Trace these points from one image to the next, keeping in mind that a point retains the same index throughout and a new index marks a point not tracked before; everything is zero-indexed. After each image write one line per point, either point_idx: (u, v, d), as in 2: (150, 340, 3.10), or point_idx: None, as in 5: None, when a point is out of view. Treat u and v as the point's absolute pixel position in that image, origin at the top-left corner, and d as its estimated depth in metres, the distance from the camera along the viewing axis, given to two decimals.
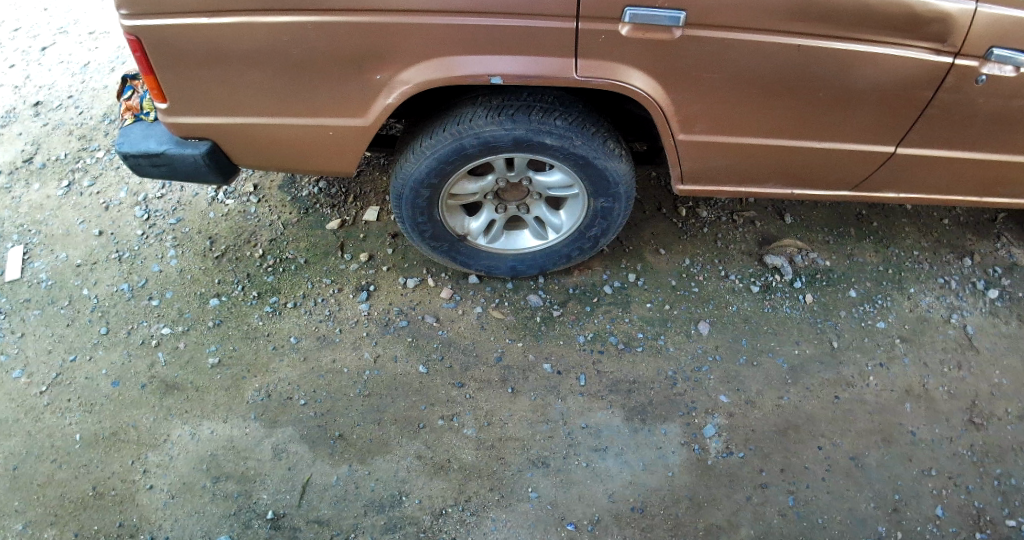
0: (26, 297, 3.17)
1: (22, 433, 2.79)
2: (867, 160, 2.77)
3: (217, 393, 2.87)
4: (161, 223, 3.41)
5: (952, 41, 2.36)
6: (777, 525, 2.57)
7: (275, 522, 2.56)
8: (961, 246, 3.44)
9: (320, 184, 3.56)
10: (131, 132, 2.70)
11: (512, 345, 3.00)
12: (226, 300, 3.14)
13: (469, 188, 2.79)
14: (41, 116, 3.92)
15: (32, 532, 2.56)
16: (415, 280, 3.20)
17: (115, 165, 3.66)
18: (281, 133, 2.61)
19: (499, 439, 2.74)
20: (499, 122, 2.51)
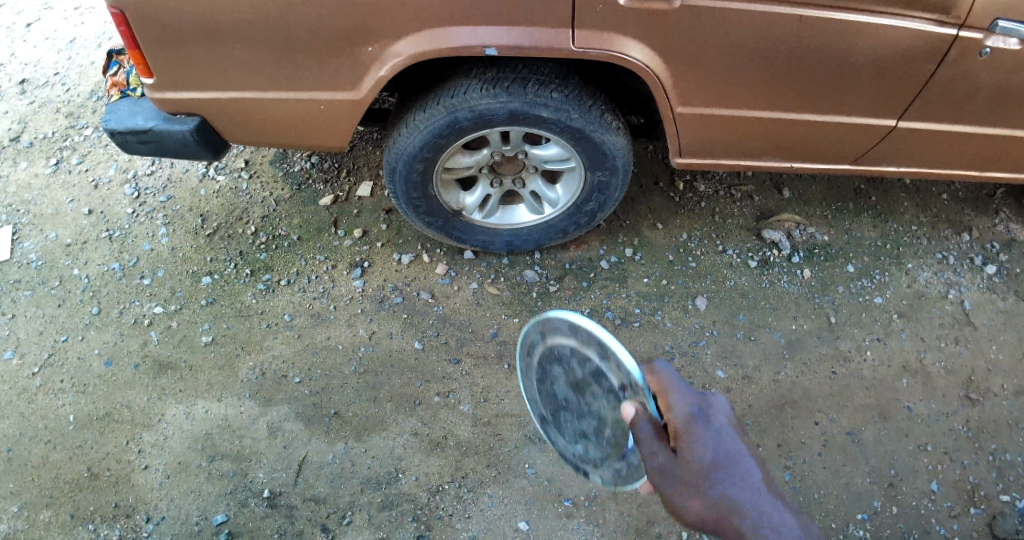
0: (16, 278, 3.13)
1: (15, 415, 2.76)
2: (867, 134, 2.74)
3: (211, 372, 2.84)
4: (152, 201, 3.36)
5: (956, 13, 2.32)
6: None
7: (272, 500, 2.55)
8: (959, 221, 3.41)
9: (313, 159, 3.51)
10: (118, 108, 2.64)
11: (509, 321, 2.98)
12: (218, 278, 3.10)
13: (463, 162, 2.75)
14: (27, 94, 3.85)
15: (28, 513, 2.54)
16: (410, 256, 3.17)
17: (104, 143, 3.60)
18: (271, 108, 2.56)
19: (495, 416, 2.72)
20: (494, 95, 2.47)
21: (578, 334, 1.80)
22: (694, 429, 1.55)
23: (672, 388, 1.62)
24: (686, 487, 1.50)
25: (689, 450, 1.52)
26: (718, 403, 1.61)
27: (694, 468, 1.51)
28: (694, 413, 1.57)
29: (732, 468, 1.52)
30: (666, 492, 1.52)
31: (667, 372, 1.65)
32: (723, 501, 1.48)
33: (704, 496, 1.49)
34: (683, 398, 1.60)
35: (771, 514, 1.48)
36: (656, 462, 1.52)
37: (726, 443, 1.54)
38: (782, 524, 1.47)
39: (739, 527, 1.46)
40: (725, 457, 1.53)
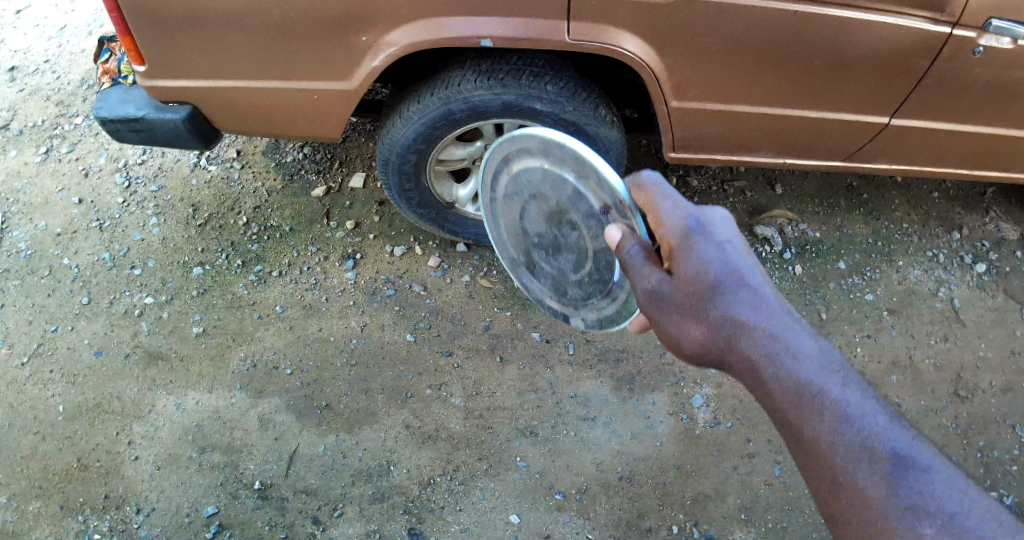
0: (5, 267, 3.10)
1: (4, 405, 2.74)
2: (860, 130, 2.74)
3: (202, 363, 2.83)
4: (142, 190, 3.33)
5: (951, 11, 2.33)
6: (764, 494, 2.59)
7: (263, 492, 2.54)
8: (950, 219, 3.43)
9: (305, 149, 3.49)
10: (109, 96, 2.62)
11: (501, 314, 2.97)
12: (210, 269, 3.09)
13: (457, 153, 2.75)
14: (17, 81, 3.81)
15: (16, 505, 2.53)
16: (403, 248, 3.16)
17: (95, 132, 3.57)
18: (264, 97, 2.54)
19: (488, 409, 2.72)
20: (489, 87, 2.46)
21: (549, 152, 1.80)
22: (690, 244, 1.58)
23: (662, 202, 1.63)
24: (686, 309, 1.57)
25: (686, 268, 1.57)
26: (713, 214, 1.63)
27: (695, 289, 1.57)
28: (690, 229, 1.59)
29: (738, 290, 1.57)
30: (664, 317, 1.60)
31: (655, 185, 1.66)
32: (729, 322, 1.56)
33: (708, 318, 1.57)
34: (675, 211, 1.62)
35: (780, 336, 1.55)
36: (654, 285, 1.57)
37: (726, 257, 1.58)
38: (793, 343, 1.55)
39: (746, 346, 1.55)
40: (731, 277, 1.57)
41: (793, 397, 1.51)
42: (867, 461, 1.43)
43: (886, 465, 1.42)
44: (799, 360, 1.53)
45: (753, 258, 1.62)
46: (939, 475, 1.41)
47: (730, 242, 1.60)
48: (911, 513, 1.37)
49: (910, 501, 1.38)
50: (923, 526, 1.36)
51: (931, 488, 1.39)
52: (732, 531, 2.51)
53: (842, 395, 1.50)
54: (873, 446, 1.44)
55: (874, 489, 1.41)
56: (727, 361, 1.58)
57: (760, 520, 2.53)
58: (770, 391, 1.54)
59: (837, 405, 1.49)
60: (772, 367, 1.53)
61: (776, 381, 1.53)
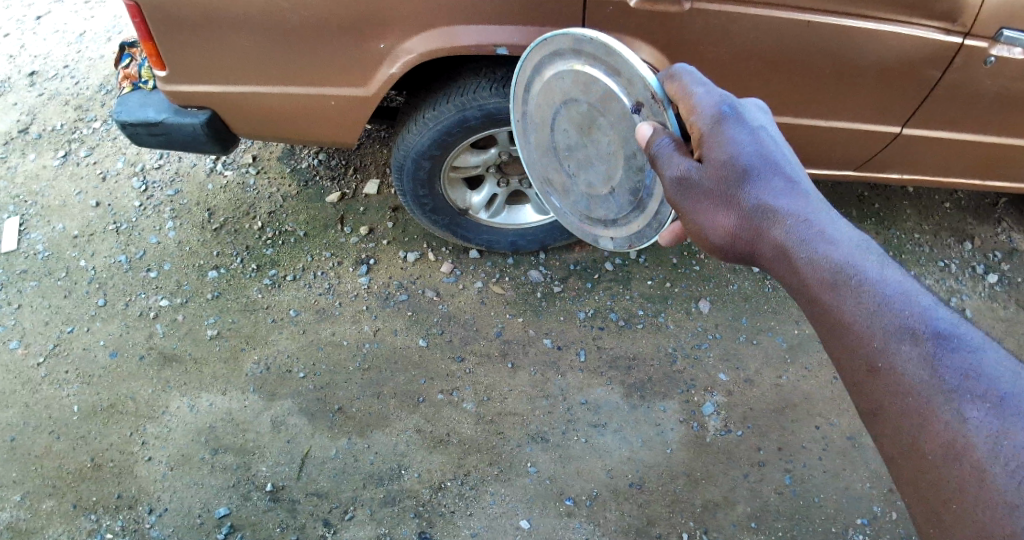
0: (23, 268, 3.15)
1: (19, 404, 2.78)
2: (871, 140, 2.75)
3: (216, 365, 2.86)
4: (159, 194, 3.38)
5: (962, 21, 2.34)
6: (774, 502, 2.59)
7: (275, 494, 2.56)
8: (961, 229, 3.43)
9: (320, 155, 3.52)
10: (129, 100, 2.66)
11: (513, 320, 2.99)
12: (225, 272, 3.12)
13: (471, 160, 2.78)
14: (36, 86, 3.86)
15: (30, 503, 2.56)
16: (416, 254, 3.18)
17: (113, 136, 3.62)
18: (281, 102, 2.58)
19: (499, 414, 2.74)
20: (504, 94, 2.48)
21: (583, 51, 1.88)
22: (721, 128, 1.65)
23: (693, 93, 1.70)
24: (715, 197, 1.65)
25: (714, 155, 1.64)
26: (744, 104, 1.70)
27: (723, 175, 1.63)
28: (720, 117, 1.65)
29: (768, 177, 1.62)
30: (693, 206, 1.67)
31: (687, 77, 1.73)
32: (760, 207, 1.61)
33: (737, 206, 1.63)
34: (706, 100, 1.68)
35: (813, 220, 1.57)
36: (682, 173, 1.65)
37: (756, 145, 1.64)
38: (825, 228, 1.55)
39: (777, 233, 1.58)
40: (761, 164, 1.63)
41: (826, 279, 1.49)
42: (906, 341, 1.38)
43: (929, 346, 1.37)
44: (831, 243, 1.52)
45: (786, 149, 1.67)
46: (989, 355, 1.34)
47: (760, 132, 1.66)
48: (951, 390, 1.32)
49: (950, 380, 1.33)
50: (965, 403, 1.30)
51: (978, 370, 1.33)
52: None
53: (881, 276, 1.45)
54: (913, 327, 1.39)
55: (913, 369, 1.36)
56: (758, 249, 1.63)
57: (770, 528, 2.54)
58: (802, 275, 1.54)
59: (875, 285, 1.45)
60: (804, 250, 1.54)
61: (809, 264, 1.53)
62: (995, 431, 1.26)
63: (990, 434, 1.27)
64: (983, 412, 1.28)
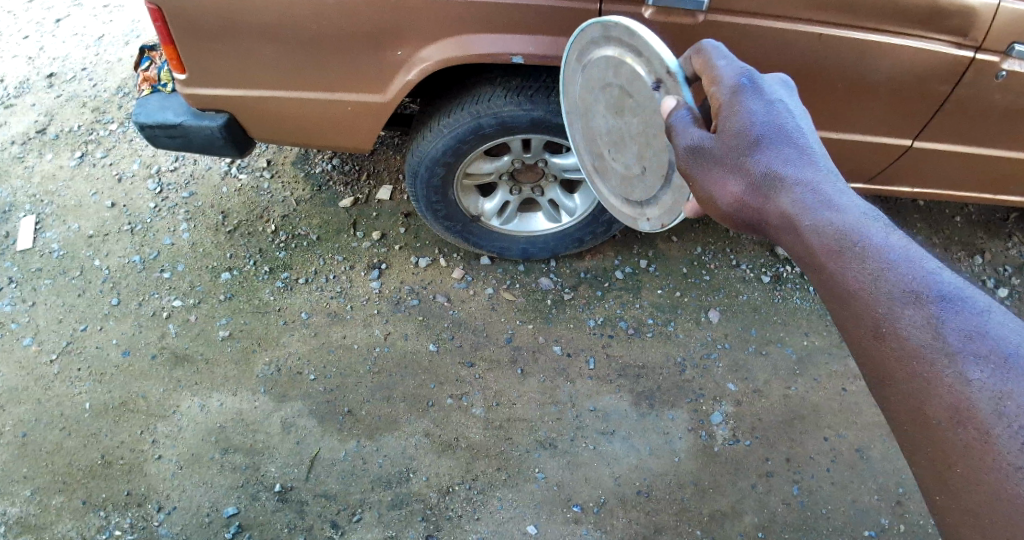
0: (38, 266, 3.19)
1: (31, 401, 2.81)
2: (883, 152, 2.76)
3: (227, 365, 2.89)
4: (174, 196, 3.41)
5: (974, 36, 2.35)
6: (781, 514, 2.59)
7: (283, 494, 2.58)
8: (972, 244, 3.42)
9: (334, 160, 3.55)
10: (148, 103, 2.70)
11: (523, 327, 3.01)
12: (237, 274, 3.15)
13: (484, 167, 2.80)
14: (55, 88, 3.91)
15: (40, 499, 2.59)
16: (427, 259, 3.21)
17: (129, 138, 3.66)
18: (298, 108, 2.61)
19: (507, 420, 2.75)
20: (518, 103, 2.51)
21: (612, 38, 1.90)
22: (732, 96, 1.59)
23: (709, 61, 1.67)
24: (717, 162, 1.59)
25: (719, 120, 1.59)
26: (757, 71, 1.63)
27: (727, 139, 1.57)
28: (727, 82, 1.60)
29: (772, 139, 1.55)
30: (696, 172, 1.61)
31: (712, 49, 1.69)
32: (766, 172, 1.53)
33: (739, 170, 1.56)
34: (717, 66, 1.64)
35: (817, 183, 1.49)
36: (692, 141, 1.60)
37: (761, 107, 1.57)
38: (830, 192, 1.47)
39: (780, 196, 1.50)
40: (766, 126, 1.55)
41: (829, 244, 1.42)
42: (910, 305, 1.32)
43: (935, 309, 1.31)
44: (835, 206, 1.45)
45: (792, 110, 1.59)
46: (996, 319, 1.28)
47: (767, 93, 1.59)
48: (957, 353, 1.27)
49: (955, 343, 1.28)
50: (970, 366, 1.26)
51: (983, 332, 1.27)
52: None
53: (885, 240, 1.39)
54: (918, 291, 1.33)
55: (918, 333, 1.30)
56: (762, 217, 1.55)
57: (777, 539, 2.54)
58: (804, 240, 1.46)
59: (879, 249, 1.38)
60: (807, 213, 1.46)
61: (811, 229, 1.45)
62: (1001, 395, 1.23)
63: (994, 396, 1.23)
64: (986, 374, 1.25)
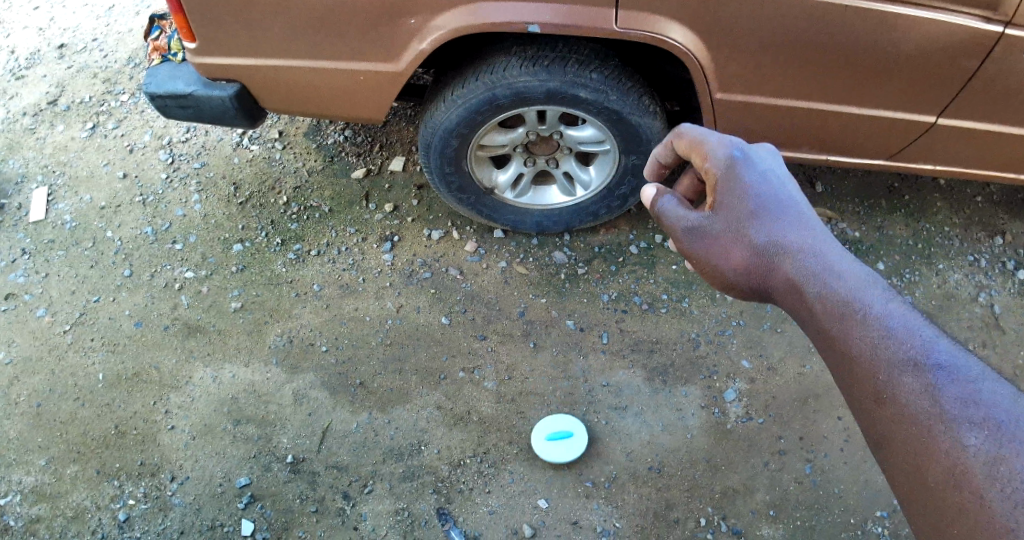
0: (51, 238, 3.19)
1: (46, 371, 2.82)
2: (905, 129, 2.69)
3: (240, 336, 2.89)
4: (185, 167, 3.40)
5: (1004, 9, 2.28)
6: (794, 492, 2.58)
7: (295, 465, 2.59)
8: (993, 224, 3.36)
9: (346, 132, 3.52)
10: (158, 72, 2.67)
11: (536, 301, 2.99)
12: (249, 246, 3.14)
13: (498, 139, 2.75)
14: (66, 59, 3.88)
15: (55, 468, 2.61)
16: (440, 232, 3.18)
17: (140, 109, 3.64)
18: (310, 78, 2.58)
19: (519, 393, 2.75)
20: (534, 73, 2.47)
21: None
22: (733, 171, 1.78)
23: (706, 142, 1.83)
24: (727, 237, 1.77)
25: (726, 200, 1.78)
26: (757, 149, 1.81)
27: (735, 216, 1.76)
28: (731, 162, 1.79)
29: (778, 215, 1.72)
30: (707, 248, 1.80)
31: (694, 130, 1.88)
32: (769, 244, 1.70)
33: (748, 243, 1.73)
34: (717, 146, 1.81)
35: (821, 255, 1.64)
36: (692, 221, 1.82)
37: (766, 186, 1.75)
38: (832, 261, 1.62)
39: (789, 268, 1.66)
40: (770, 203, 1.74)
41: (831, 310, 1.55)
42: (909, 371, 1.42)
43: (931, 375, 1.40)
44: (839, 277, 1.58)
45: (797, 191, 1.77)
46: (989, 386, 1.36)
47: (772, 174, 1.78)
48: (952, 418, 1.35)
49: (950, 409, 1.36)
50: (965, 432, 1.33)
51: (977, 399, 1.35)
52: (759, 527, 2.50)
53: (885, 309, 1.50)
54: (916, 359, 1.43)
55: (915, 398, 1.39)
56: (771, 282, 1.71)
57: (789, 518, 2.53)
58: (810, 308, 1.60)
59: (878, 318, 1.49)
60: (813, 283, 1.61)
61: (817, 297, 1.59)
62: (992, 459, 1.28)
63: (987, 460, 1.29)
64: (980, 439, 1.31)
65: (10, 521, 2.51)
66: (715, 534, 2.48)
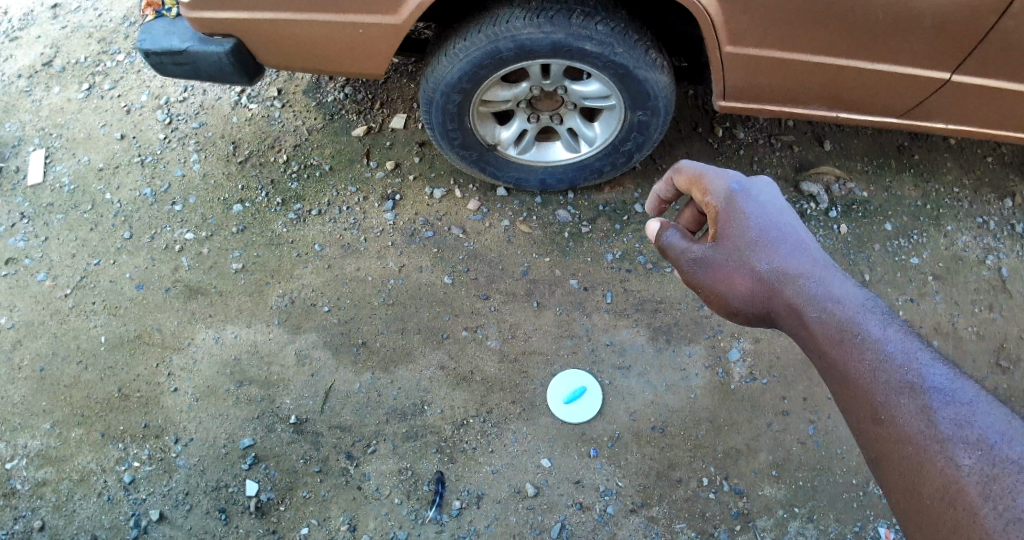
0: (50, 201, 3.15)
1: (48, 334, 2.81)
2: (919, 86, 2.63)
3: (242, 297, 2.87)
4: (184, 127, 3.34)
5: None
6: (797, 453, 2.57)
7: (298, 426, 2.59)
8: (1003, 186, 3.30)
9: (346, 89, 3.45)
10: (153, 28, 2.59)
11: (539, 260, 2.96)
12: (249, 206, 3.10)
13: (501, 95, 2.69)
14: (59, 19, 3.78)
15: (60, 431, 2.60)
16: (442, 191, 3.14)
17: (136, 69, 3.56)
18: (309, 33, 2.52)
19: (522, 353, 2.73)
20: (538, 25, 2.43)
21: None
22: (733, 203, 1.81)
23: (706, 174, 1.87)
24: (728, 264, 1.79)
25: (726, 228, 1.80)
26: (757, 180, 1.85)
27: (736, 244, 1.79)
28: (732, 192, 1.82)
29: (780, 242, 1.76)
30: (708, 273, 1.81)
31: (693, 166, 1.91)
32: (771, 271, 1.73)
33: (750, 268, 1.76)
34: (717, 177, 1.84)
35: (823, 281, 1.69)
36: (695, 250, 1.83)
37: (767, 215, 1.79)
38: (834, 288, 1.68)
39: (791, 295, 1.70)
40: (772, 231, 1.78)
41: (833, 337, 1.62)
42: (906, 394, 1.49)
43: (928, 398, 1.47)
44: (840, 303, 1.65)
45: (797, 220, 1.81)
46: (983, 408, 1.44)
47: (773, 202, 1.81)
48: (948, 438, 1.42)
49: (945, 429, 1.43)
50: (959, 451, 1.40)
51: (971, 420, 1.43)
52: (762, 487, 2.50)
53: (884, 335, 1.58)
54: (913, 382, 1.50)
55: (912, 419, 1.46)
56: (771, 308, 1.75)
57: (791, 478, 2.52)
58: (813, 334, 1.66)
59: (878, 344, 1.57)
60: (815, 308, 1.66)
61: (820, 324, 1.65)
62: (986, 478, 1.35)
63: (981, 479, 1.36)
64: (974, 459, 1.38)
65: (17, 484, 2.51)
66: (717, 494, 2.49)
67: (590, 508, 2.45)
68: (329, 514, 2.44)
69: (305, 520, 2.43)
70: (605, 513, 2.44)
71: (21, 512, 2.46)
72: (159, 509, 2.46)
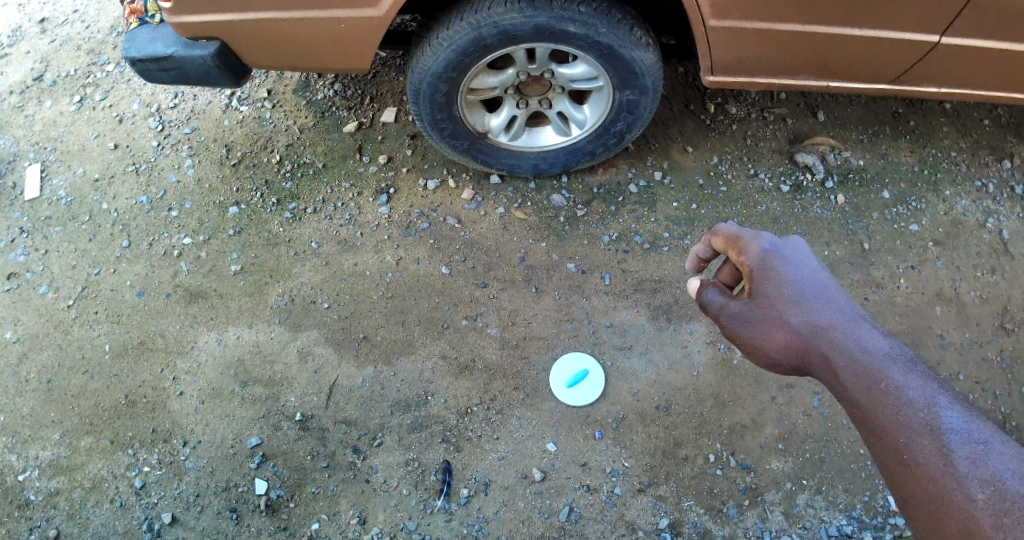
0: (48, 215, 3.16)
1: (53, 346, 2.82)
2: (908, 50, 2.60)
3: (241, 299, 2.87)
4: (176, 133, 3.35)
5: None
6: (802, 425, 2.57)
7: (304, 423, 2.60)
8: (1000, 148, 3.27)
9: (335, 86, 3.46)
10: (138, 35, 2.59)
11: (536, 246, 2.96)
12: (245, 208, 3.11)
13: (489, 82, 2.69)
14: (48, 33, 3.77)
15: (69, 441, 2.62)
16: (436, 181, 3.14)
17: (126, 78, 3.56)
18: (289, 31, 2.52)
19: (523, 339, 2.74)
20: (520, 9, 2.42)
21: None
22: (768, 263, 1.75)
23: (742, 234, 1.81)
24: (765, 319, 1.71)
25: (762, 286, 1.74)
26: (789, 241, 1.79)
27: (771, 300, 1.72)
28: (765, 252, 1.76)
29: (812, 298, 1.70)
30: (745, 327, 1.74)
31: (731, 228, 1.85)
32: (805, 324, 1.67)
33: (785, 322, 1.69)
34: (752, 238, 1.79)
35: (853, 332, 1.64)
36: (734, 308, 1.75)
37: (800, 273, 1.73)
38: (861, 338, 1.63)
39: (823, 347, 1.64)
40: (805, 287, 1.71)
41: (860, 384, 1.57)
42: (927, 435, 1.47)
43: (946, 438, 1.45)
44: (866, 352, 1.60)
45: (829, 277, 1.75)
46: (998, 448, 1.43)
47: (807, 262, 1.75)
48: (963, 476, 1.41)
49: (961, 467, 1.42)
50: (973, 487, 1.39)
51: (984, 458, 1.42)
52: (769, 461, 2.50)
53: (905, 382, 1.54)
54: (932, 426, 1.48)
55: (932, 459, 1.45)
56: (804, 358, 1.68)
57: (798, 450, 2.52)
58: (842, 383, 1.61)
59: (901, 390, 1.53)
60: (843, 357, 1.61)
61: (847, 372, 1.60)
62: (1000, 512, 1.35)
63: (995, 514, 1.36)
64: (987, 494, 1.38)
65: (30, 495, 2.53)
66: (725, 470, 2.49)
67: (598, 490, 2.45)
68: (339, 509, 2.45)
69: (316, 516, 2.44)
70: (613, 494, 2.44)
71: (36, 522, 2.48)
72: (171, 511, 2.47)
